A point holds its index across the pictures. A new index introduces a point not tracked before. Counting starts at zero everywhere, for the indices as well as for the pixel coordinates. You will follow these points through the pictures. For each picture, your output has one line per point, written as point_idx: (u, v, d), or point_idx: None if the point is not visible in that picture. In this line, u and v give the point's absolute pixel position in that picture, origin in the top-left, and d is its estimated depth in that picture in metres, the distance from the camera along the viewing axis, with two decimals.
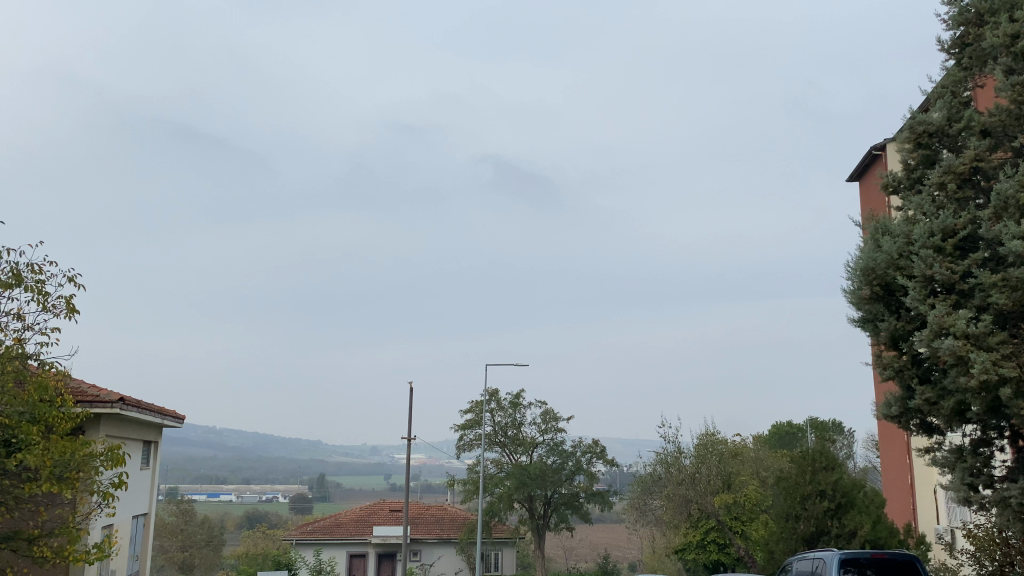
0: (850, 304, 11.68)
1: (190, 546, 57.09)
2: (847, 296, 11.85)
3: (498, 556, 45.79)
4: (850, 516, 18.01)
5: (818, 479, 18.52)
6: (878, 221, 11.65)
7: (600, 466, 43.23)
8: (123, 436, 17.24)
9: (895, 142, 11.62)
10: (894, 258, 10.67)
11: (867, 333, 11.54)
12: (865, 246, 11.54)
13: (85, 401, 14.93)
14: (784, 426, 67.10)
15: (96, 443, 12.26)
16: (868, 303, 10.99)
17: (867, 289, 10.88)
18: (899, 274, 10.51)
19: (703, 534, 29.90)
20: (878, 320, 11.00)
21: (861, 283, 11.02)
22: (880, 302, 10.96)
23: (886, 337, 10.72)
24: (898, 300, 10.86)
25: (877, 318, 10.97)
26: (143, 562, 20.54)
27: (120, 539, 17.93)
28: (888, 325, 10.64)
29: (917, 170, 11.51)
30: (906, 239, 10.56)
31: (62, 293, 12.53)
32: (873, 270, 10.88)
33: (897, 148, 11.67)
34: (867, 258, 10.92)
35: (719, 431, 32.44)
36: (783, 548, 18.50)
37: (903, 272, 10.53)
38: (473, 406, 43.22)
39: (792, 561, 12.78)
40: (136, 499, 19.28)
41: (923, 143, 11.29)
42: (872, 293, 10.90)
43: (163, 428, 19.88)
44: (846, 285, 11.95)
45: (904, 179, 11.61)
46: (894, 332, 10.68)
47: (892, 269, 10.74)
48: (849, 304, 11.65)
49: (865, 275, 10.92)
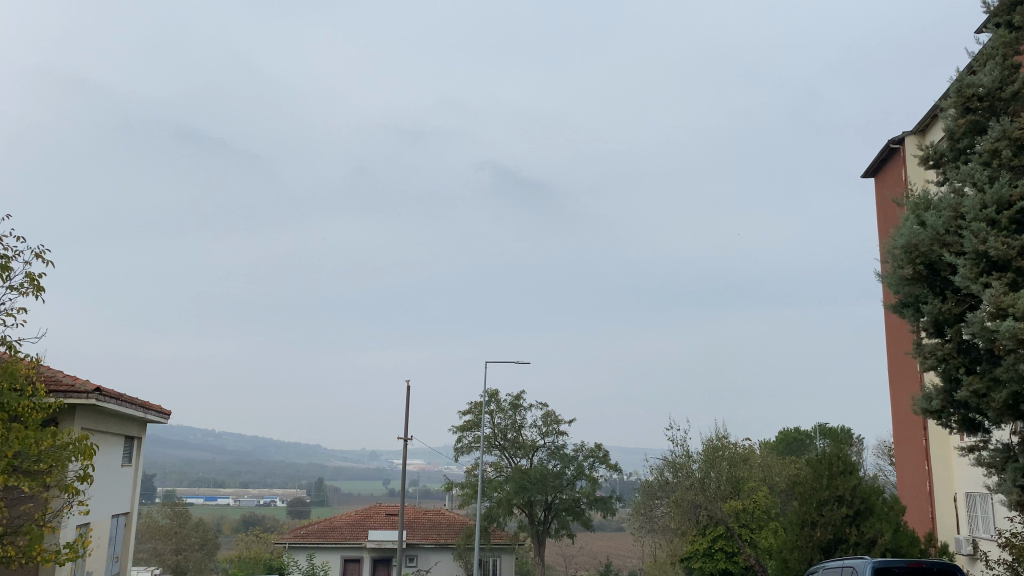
0: (886, 286, 10.88)
1: (183, 549, 56.12)
2: (883, 279, 11.07)
3: (497, 562, 44.59)
4: (869, 524, 17.06)
5: (835, 484, 17.65)
6: (919, 195, 10.85)
7: (603, 472, 42.27)
8: (100, 430, 16.34)
9: (940, 109, 10.83)
10: (940, 233, 9.90)
11: (905, 318, 10.72)
12: (903, 223, 10.74)
13: (59, 390, 14.04)
14: (791, 433, 66.37)
15: (67, 435, 11.43)
16: (908, 284, 10.20)
17: (909, 268, 10.10)
18: (945, 250, 9.73)
19: (710, 542, 28.66)
20: (920, 302, 10.21)
21: (902, 262, 10.29)
22: (923, 283, 10.18)
23: (929, 321, 9.95)
24: (942, 281, 10.06)
25: (919, 301, 10.20)
26: (124, 563, 19.58)
27: (95, 539, 16.98)
28: (931, 307, 9.84)
29: (963, 139, 10.82)
30: (954, 213, 9.77)
31: (29, 272, 11.68)
32: (917, 248, 10.10)
33: (942, 117, 11.01)
34: (909, 234, 10.14)
35: (728, 435, 31.52)
36: (797, 557, 17.53)
37: (951, 250, 9.76)
38: (473, 407, 42.33)
39: (818, 567, 11.95)
40: (116, 498, 18.32)
41: (972, 108, 10.60)
42: (915, 272, 10.15)
43: (146, 423, 19.00)
44: (882, 267, 11.18)
45: (949, 150, 10.96)
46: (939, 315, 9.87)
47: (937, 247, 9.96)
48: (887, 286, 10.85)
49: (906, 254, 10.15)
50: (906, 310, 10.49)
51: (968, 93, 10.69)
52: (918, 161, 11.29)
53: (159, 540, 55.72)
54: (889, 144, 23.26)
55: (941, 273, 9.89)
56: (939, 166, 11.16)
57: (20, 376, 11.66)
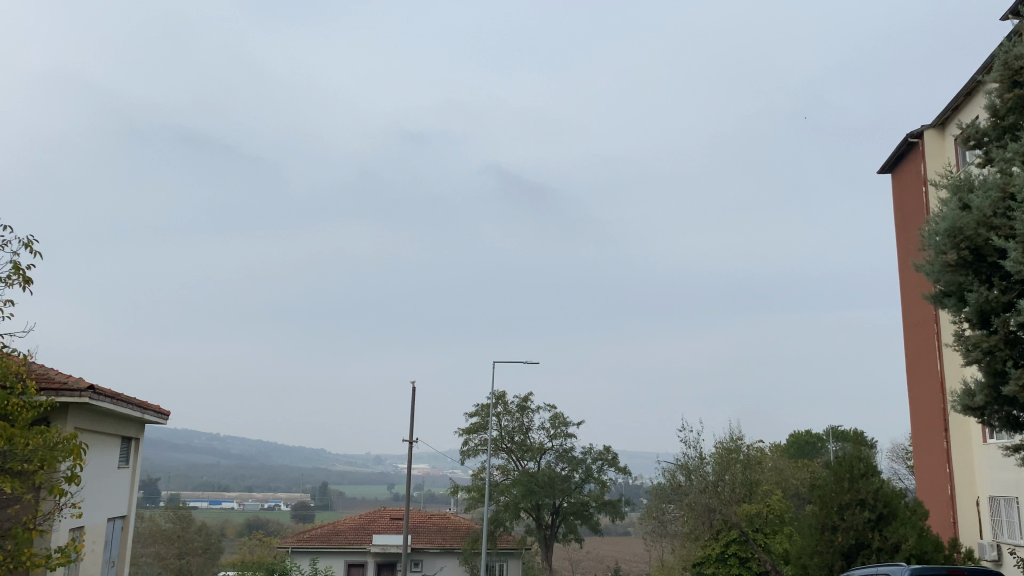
0: (926, 275, 10.54)
1: (187, 553, 55.65)
2: (922, 266, 10.73)
3: (503, 567, 43.98)
4: (893, 529, 16.46)
5: (857, 488, 17.05)
6: (961, 175, 10.48)
7: (612, 474, 41.57)
8: (94, 430, 15.86)
9: (984, 85, 10.45)
10: (986, 216, 9.52)
11: (944, 308, 10.33)
12: (944, 206, 10.36)
13: (50, 388, 13.52)
14: (804, 436, 65.72)
15: (57, 435, 10.90)
16: (952, 270, 9.82)
17: (953, 253, 9.72)
18: (993, 234, 9.35)
19: (723, 547, 27.95)
20: (963, 290, 9.83)
21: (945, 248, 9.92)
22: (967, 269, 9.78)
23: (973, 310, 9.57)
24: (988, 267, 9.66)
25: (963, 289, 9.81)
26: (120, 568, 19.04)
27: (89, 542, 16.45)
28: (976, 295, 9.45)
29: (1009, 116, 10.44)
30: (1002, 193, 9.39)
31: (16, 262, 11.18)
32: (961, 231, 9.73)
33: (985, 93, 10.64)
34: (952, 218, 9.79)
35: (741, 436, 30.90)
36: (817, 563, 16.91)
37: (999, 233, 9.37)
38: (481, 409, 41.77)
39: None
40: (112, 500, 17.82)
41: (1020, 82, 10.22)
42: (959, 258, 9.76)
43: (144, 423, 18.52)
44: (923, 253, 10.83)
45: (991, 128, 10.60)
46: (983, 304, 9.45)
47: (984, 231, 9.58)
48: (926, 275, 10.46)
49: (949, 238, 9.77)
50: (947, 299, 10.14)
51: (1014, 67, 10.30)
52: (959, 142, 10.95)
53: (161, 545, 55.14)
54: (907, 138, 22.77)
55: (987, 257, 9.50)
56: (980, 146, 10.80)
57: (8, 373, 11.17)
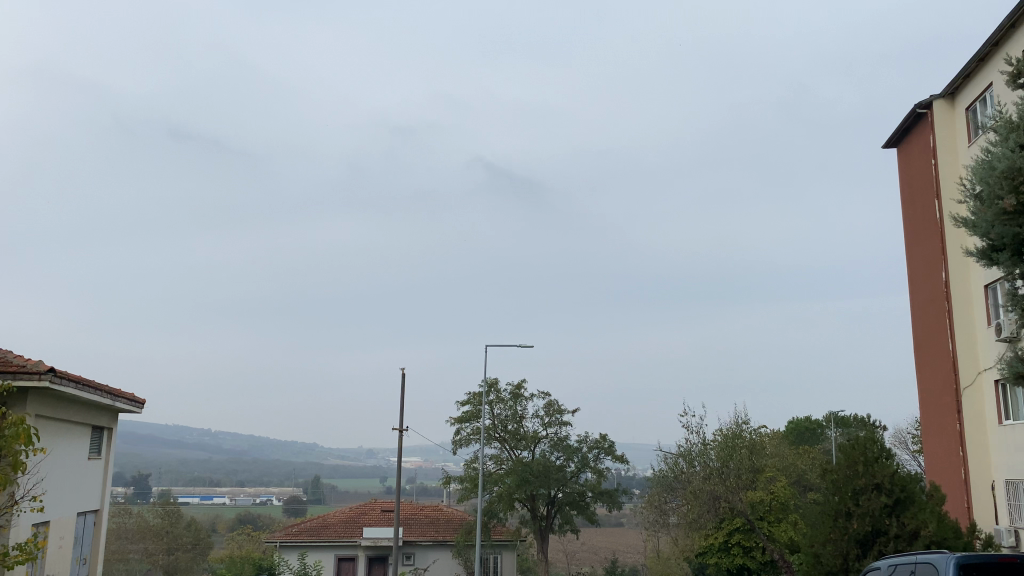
0: (978, 226, 10.01)
1: (175, 549, 54.58)
2: (971, 216, 10.17)
3: (498, 560, 43.12)
4: (911, 514, 15.65)
5: (872, 472, 16.23)
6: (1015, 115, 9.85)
7: (608, 462, 40.86)
8: (58, 419, 14.91)
9: None
10: None
11: (1001, 259, 9.84)
12: (999, 147, 9.80)
13: (6, 371, 12.59)
14: (803, 423, 65.14)
15: (6, 421, 9.85)
16: (1012, 217, 9.39)
17: (1012, 198, 9.34)
18: None
19: (726, 536, 27.85)
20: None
21: (1001, 194, 9.56)
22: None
23: None
24: None
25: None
26: (94, 564, 18.13)
27: (56, 538, 15.50)
28: None
29: None
30: None
31: None
32: (1020, 171, 9.31)
33: None
34: (1011, 157, 9.37)
35: (744, 422, 30.00)
36: (831, 551, 16.01)
37: None
38: (472, 398, 40.91)
39: (885, 563, 10.56)
40: (82, 493, 16.87)
41: None
42: (1018, 204, 9.38)
43: (116, 412, 17.57)
44: (975, 201, 10.24)
45: None
46: None
47: None
48: (981, 222, 9.92)
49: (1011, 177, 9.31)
50: (1000, 253, 9.85)
51: None
52: (1006, 81, 10.33)
53: (150, 540, 54.08)
54: (915, 109, 21.98)
55: None
56: None
57: None
